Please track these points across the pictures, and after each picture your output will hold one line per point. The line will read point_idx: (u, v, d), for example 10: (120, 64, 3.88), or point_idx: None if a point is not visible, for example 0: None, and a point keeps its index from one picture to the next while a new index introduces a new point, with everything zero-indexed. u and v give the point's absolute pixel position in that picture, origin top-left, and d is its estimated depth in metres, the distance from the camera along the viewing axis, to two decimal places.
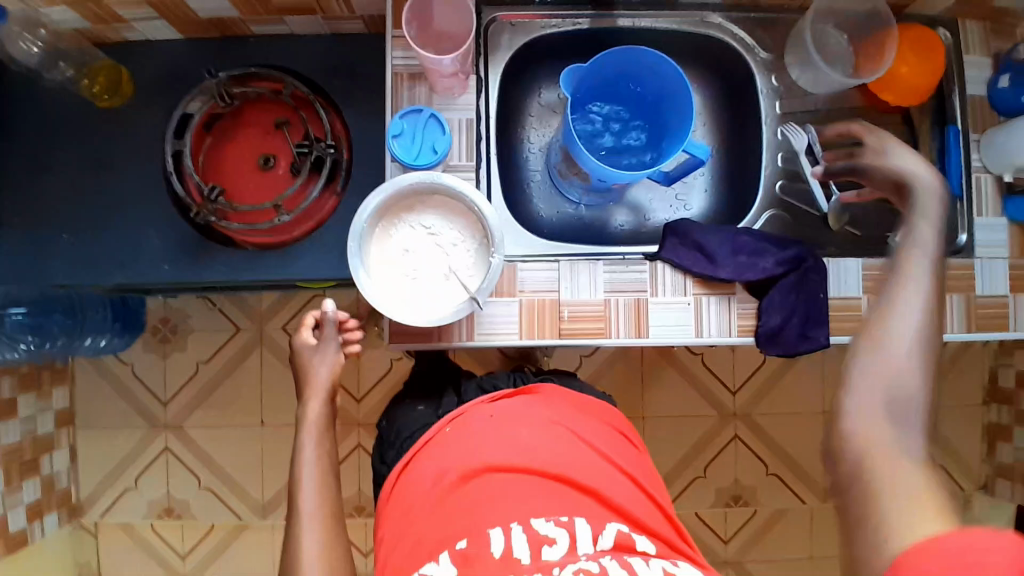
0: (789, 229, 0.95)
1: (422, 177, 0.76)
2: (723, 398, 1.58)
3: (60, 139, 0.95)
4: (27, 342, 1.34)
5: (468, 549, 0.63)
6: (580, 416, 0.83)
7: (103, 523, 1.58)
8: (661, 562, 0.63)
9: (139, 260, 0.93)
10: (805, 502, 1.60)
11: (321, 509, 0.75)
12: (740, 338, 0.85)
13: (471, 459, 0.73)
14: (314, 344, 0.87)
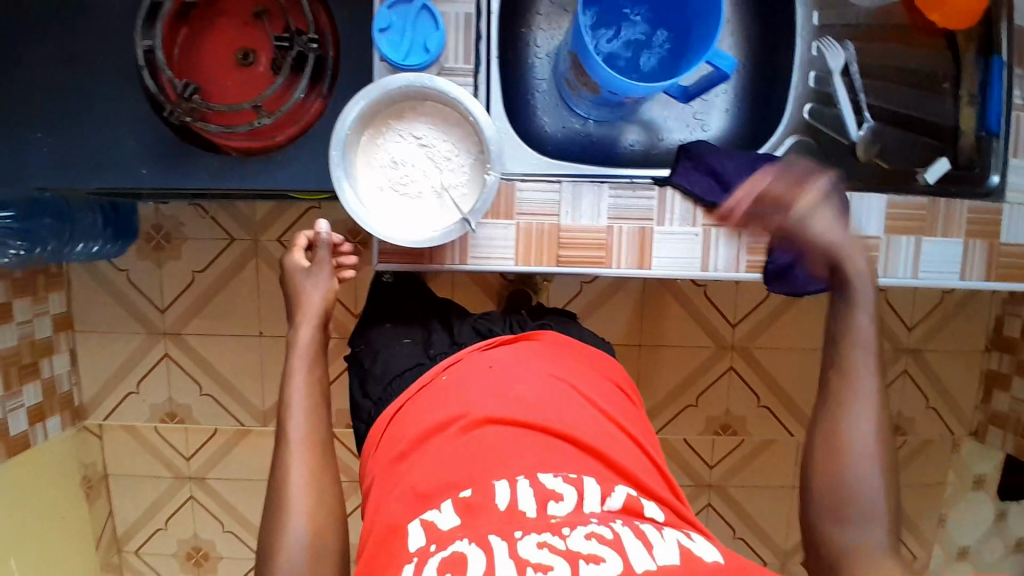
0: (813, 156, 0.89)
1: (414, 80, 0.70)
2: (723, 330, 1.55)
3: (23, 26, 0.88)
4: (16, 248, 1.30)
5: (472, 500, 0.64)
6: (578, 368, 0.82)
7: (107, 426, 1.63)
8: (671, 529, 0.65)
9: (115, 162, 0.87)
10: (792, 435, 1.62)
11: (309, 439, 0.75)
12: (748, 274, 0.81)
13: (471, 407, 0.73)
14: (306, 269, 0.85)
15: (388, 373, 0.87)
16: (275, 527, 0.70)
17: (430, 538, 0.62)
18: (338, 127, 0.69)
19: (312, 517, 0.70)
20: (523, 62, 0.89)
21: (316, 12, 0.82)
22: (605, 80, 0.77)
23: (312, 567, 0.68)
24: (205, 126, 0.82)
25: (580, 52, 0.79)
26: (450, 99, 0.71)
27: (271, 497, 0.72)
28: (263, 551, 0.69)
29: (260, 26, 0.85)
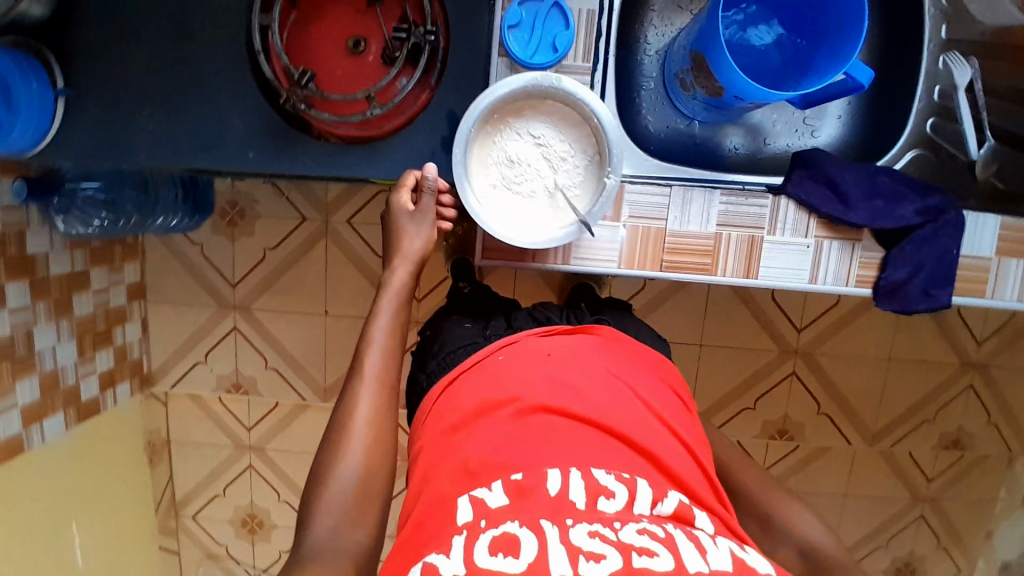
0: (931, 172, 0.85)
1: (539, 79, 0.70)
2: (787, 334, 1.53)
3: (139, 6, 0.89)
4: (101, 219, 1.36)
5: (524, 483, 0.62)
6: (633, 366, 0.79)
7: (173, 394, 1.68)
8: (725, 540, 0.62)
9: (223, 144, 0.89)
10: (851, 443, 1.59)
11: (381, 376, 0.73)
12: (857, 289, 0.81)
13: (529, 393, 0.71)
14: (409, 212, 0.81)
15: (444, 349, 0.89)
16: (330, 453, 0.68)
17: (479, 514, 0.61)
18: (461, 122, 0.70)
19: (370, 454, 0.68)
20: (632, 60, 0.87)
21: (433, 3, 0.82)
22: (734, 84, 0.74)
23: (358, 505, 0.66)
24: (318, 114, 0.82)
25: (705, 52, 0.75)
26: (572, 99, 0.71)
27: (332, 425, 0.70)
28: (317, 476, 0.68)
29: (373, 14, 0.84)
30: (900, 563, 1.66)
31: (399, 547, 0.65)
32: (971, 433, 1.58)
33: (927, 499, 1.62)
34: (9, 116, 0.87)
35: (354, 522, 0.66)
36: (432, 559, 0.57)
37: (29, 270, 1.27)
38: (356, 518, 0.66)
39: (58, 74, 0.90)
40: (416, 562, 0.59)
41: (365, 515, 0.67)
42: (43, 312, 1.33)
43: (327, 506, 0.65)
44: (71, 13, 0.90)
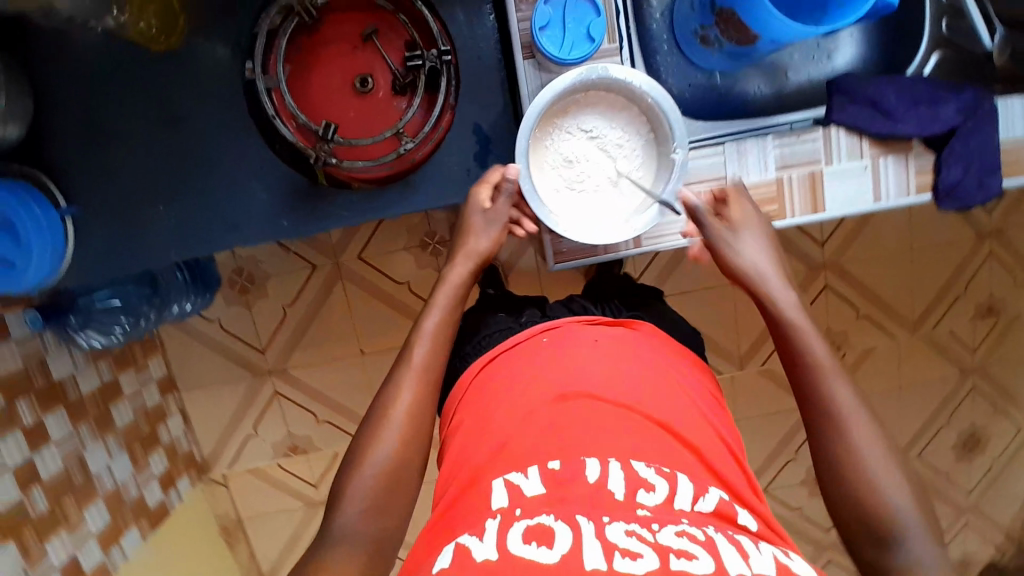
0: (956, 71, 0.85)
1: (586, 72, 0.74)
2: (812, 250, 1.40)
3: (121, 102, 0.85)
4: (121, 325, 1.28)
5: (561, 473, 0.54)
6: (678, 360, 0.70)
7: (233, 473, 1.57)
8: (770, 546, 0.52)
9: (254, 219, 0.86)
10: (894, 338, 1.46)
11: (427, 368, 0.67)
12: (917, 197, 0.81)
13: (571, 375, 0.63)
14: (482, 207, 0.76)
15: (477, 335, 0.78)
16: (365, 440, 0.63)
17: (513, 503, 0.53)
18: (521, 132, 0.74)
19: (406, 450, 0.63)
20: (644, 29, 0.84)
21: (435, 22, 0.80)
22: (771, 28, 0.73)
23: (385, 497, 0.61)
24: (350, 163, 0.80)
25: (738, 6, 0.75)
26: (615, 87, 0.77)
27: (369, 418, 0.65)
28: (348, 464, 0.63)
29: (373, 47, 0.81)
30: (966, 436, 1.53)
31: (424, 536, 0.57)
32: (1001, 296, 1.46)
33: (974, 369, 1.49)
34: (19, 251, 0.78)
35: (377, 513, 0.60)
36: (464, 542, 0.50)
37: (61, 396, 1.18)
38: (384, 507, 0.60)
39: (57, 194, 0.84)
40: (438, 552, 0.52)
41: (393, 506, 0.61)
42: (87, 433, 1.23)
43: (352, 497, 0.60)
44: (50, 124, 0.84)
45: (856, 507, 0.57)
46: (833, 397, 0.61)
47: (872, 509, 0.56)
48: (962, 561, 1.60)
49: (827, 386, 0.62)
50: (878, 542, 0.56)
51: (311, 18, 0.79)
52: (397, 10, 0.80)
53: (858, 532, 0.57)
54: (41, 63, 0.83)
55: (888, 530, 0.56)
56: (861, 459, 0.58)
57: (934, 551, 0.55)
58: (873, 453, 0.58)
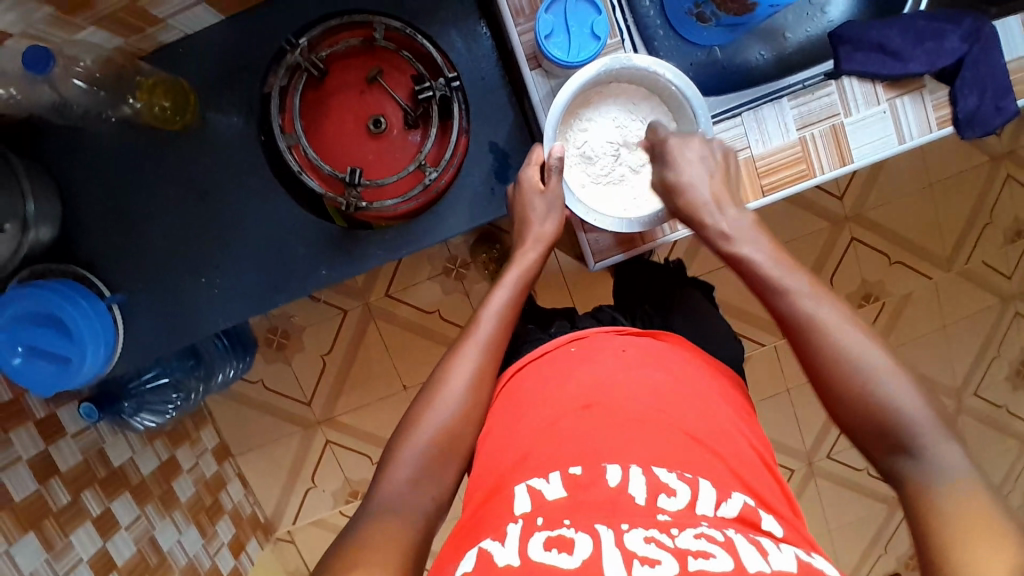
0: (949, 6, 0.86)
1: (611, 62, 0.76)
2: (831, 206, 1.39)
3: (146, 184, 0.87)
4: (174, 402, 1.30)
5: (581, 479, 0.53)
6: (706, 369, 0.69)
7: (298, 529, 1.55)
8: (792, 547, 0.50)
9: (292, 273, 0.87)
10: (930, 278, 1.44)
11: (490, 345, 0.69)
12: (940, 132, 0.81)
13: (594, 385, 0.62)
14: (538, 189, 0.77)
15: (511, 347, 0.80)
16: (423, 403, 0.66)
17: (535, 508, 0.52)
18: (547, 127, 0.77)
19: (459, 423, 0.65)
20: (638, 16, 0.85)
21: (436, 52, 0.84)
22: None
23: (433, 463, 0.63)
24: (380, 203, 0.84)
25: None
26: (641, 75, 0.79)
27: (428, 385, 0.68)
28: (407, 423, 0.66)
29: (380, 87, 0.86)
30: (1019, 365, 1.49)
31: (447, 543, 0.56)
32: None
33: (1015, 295, 1.46)
34: (74, 346, 0.80)
35: (422, 483, 0.62)
36: (487, 548, 0.49)
37: (124, 480, 1.15)
38: (429, 475, 0.62)
39: (99, 284, 0.86)
40: (461, 557, 0.51)
41: (437, 477, 0.63)
42: (153, 513, 1.18)
43: (403, 461, 0.62)
44: (83, 221, 0.87)
45: (860, 416, 0.56)
46: (806, 312, 0.60)
47: (874, 415, 0.55)
48: None
49: (796, 303, 0.61)
50: (890, 447, 0.54)
51: (318, 71, 0.84)
52: (397, 48, 0.85)
53: (870, 442, 0.56)
54: (67, 164, 0.86)
55: (898, 435, 0.54)
56: (849, 366, 0.57)
57: (953, 446, 0.52)
58: (863, 358, 0.57)
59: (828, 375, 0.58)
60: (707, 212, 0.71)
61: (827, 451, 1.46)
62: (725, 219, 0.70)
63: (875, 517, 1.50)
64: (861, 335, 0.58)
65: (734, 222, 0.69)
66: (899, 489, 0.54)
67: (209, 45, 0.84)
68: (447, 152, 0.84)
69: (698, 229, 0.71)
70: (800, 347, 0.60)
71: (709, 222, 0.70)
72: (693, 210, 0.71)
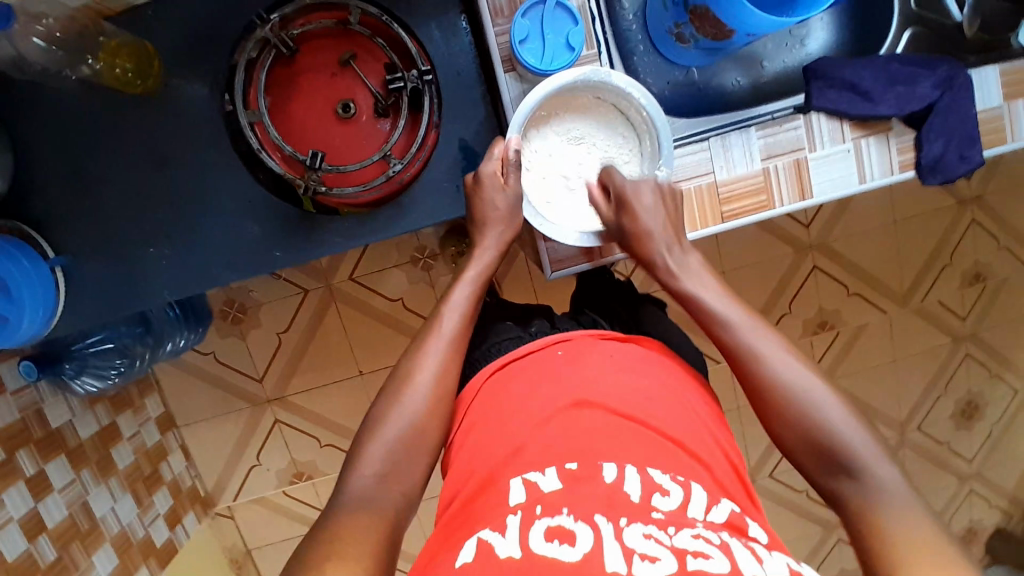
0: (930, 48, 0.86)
1: (590, 74, 0.76)
2: (797, 233, 1.41)
3: (100, 146, 0.84)
4: (117, 368, 1.23)
5: (579, 472, 0.53)
6: (691, 379, 0.69)
7: (239, 505, 1.51)
8: (782, 555, 0.50)
9: (247, 252, 0.85)
10: (885, 312, 1.47)
11: (455, 337, 0.70)
12: (902, 175, 0.83)
13: (585, 385, 0.62)
14: (499, 185, 0.76)
15: (483, 344, 0.77)
16: (389, 397, 0.65)
17: (532, 498, 0.52)
18: (514, 119, 0.76)
19: (427, 415, 0.65)
20: (618, 28, 0.88)
21: (412, 42, 0.82)
22: (741, 22, 0.75)
23: (405, 455, 0.63)
24: (340, 190, 0.82)
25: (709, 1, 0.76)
26: (618, 95, 0.79)
27: (393, 380, 0.67)
28: (372, 419, 0.65)
29: (352, 72, 0.84)
30: (963, 404, 1.54)
31: (439, 533, 0.55)
32: (986, 262, 1.47)
33: (966, 337, 1.50)
34: (11, 306, 0.77)
35: (392, 477, 0.62)
36: (486, 537, 0.49)
37: (60, 443, 1.11)
38: (397, 469, 0.62)
39: (43, 244, 0.83)
40: (457, 547, 0.50)
41: (406, 473, 0.62)
42: (88, 478, 1.15)
43: (371, 455, 0.62)
44: (31, 178, 0.83)
45: (801, 438, 0.59)
46: (740, 339, 0.64)
47: (811, 437, 0.58)
48: (970, 527, 1.61)
49: (733, 332, 0.65)
50: (833, 471, 0.57)
51: (288, 49, 0.82)
52: (372, 34, 0.83)
53: (812, 464, 0.59)
54: (18, 118, 0.82)
55: (839, 456, 0.57)
56: (786, 392, 0.60)
57: (889, 468, 0.55)
58: (800, 383, 0.60)
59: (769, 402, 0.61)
60: (658, 249, 0.73)
61: (770, 470, 1.49)
62: (673, 255, 0.72)
63: (810, 538, 1.54)
64: (793, 361, 0.62)
65: (680, 258, 0.72)
66: (840, 511, 0.56)
67: (180, 10, 0.82)
68: (415, 146, 0.83)
69: (649, 263, 0.73)
70: (738, 371, 0.64)
71: (658, 256, 0.73)
72: (646, 244, 0.73)
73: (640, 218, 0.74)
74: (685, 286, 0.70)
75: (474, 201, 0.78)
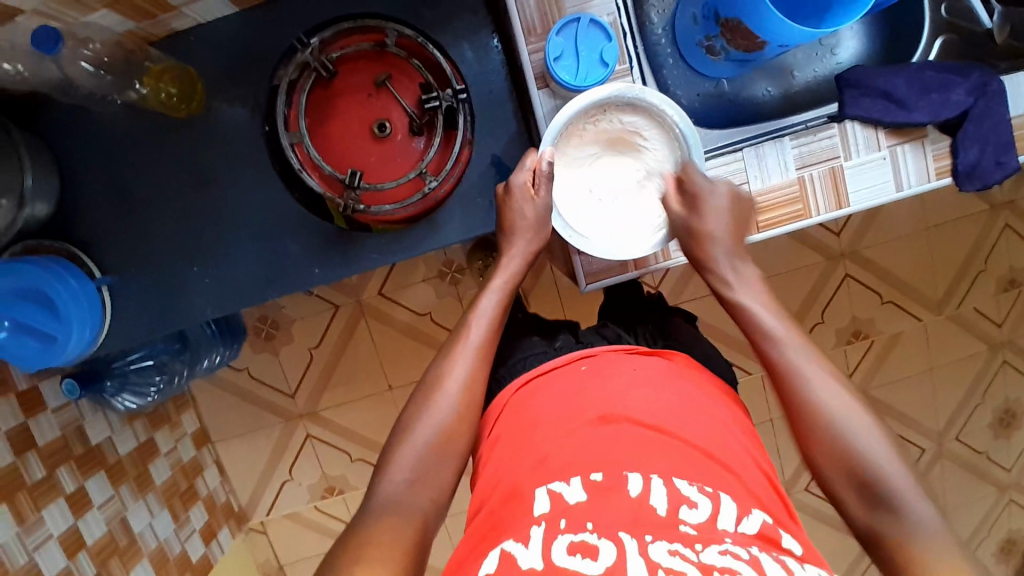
0: (962, 57, 0.86)
1: (625, 89, 0.77)
2: (827, 240, 1.40)
3: (145, 168, 0.86)
4: (156, 385, 1.26)
5: (603, 484, 0.53)
6: (716, 390, 0.67)
7: (272, 520, 1.53)
8: (817, 568, 0.50)
9: (284, 270, 0.87)
10: (920, 320, 1.45)
11: (482, 347, 0.70)
12: (938, 181, 0.82)
13: (609, 398, 0.61)
14: (529, 196, 0.77)
15: (508, 359, 0.77)
16: (420, 403, 0.66)
17: (557, 510, 0.51)
18: (556, 120, 0.77)
19: (456, 422, 0.65)
20: (649, 43, 0.91)
21: (446, 63, 0.85)
22: (773, 36, 0.76)
23: (437, 462, 0.64)
24: (378, 207, 0.85)
25: (741, 14, 0.77)
26: (652, 110, 0.79)
27: (424, 386, 0.68)
28: (401, 426, 0.66)
29: (388, 92, 0.87)
30: (1002, 413, 1.50)
31: (467, 541, 0.56)
32: (1023, 267, 1.44)
33: (1004, 344, 1.47)
34: (60, 324, 0.80)
35: (421, 483, 0.62)
36: (509, 549, 0.49)
37: (100, 459, 1.12)
38: (426, 476, 0.63)
39: (90, 264, 0.86)
40: (483, 555, 0.51)
41: (436, 478, 0.63)
42: (127, 494, 1.16)
43: (402, 462, 0.63)
44: (79, 201, 0.86)
45: (837, 465, 0.60)
46: (791, 360, 0.65)
47: (850, 464, 0.59)
48: (1013, 540, 1.56)
49: (783, 350, 0.66)
50: (873, 505, 0.57)
51: (327, 72, 0.85)
52: (408, 56, 0.86)
53: (847, 493, 0.59)
54: (70, 143, 0.86)
55: (877, 488, 0.57)
56: (830, 419, 0.61)
57: (923, 502, 0.56)
58: (841, 411, 0.61)
59: (811, 426, 0.62)
60: (718, 258, 0.74)
61: (804, 483, 1.46)
62: (732, 267, 0.74)
63: (845, 551, 1.51)
64: (836, 386, 0.63)
65: (736, 270, 0.74)
66: (880, 548, 0.57)
67: (221, 37, 0.85)
68: (449, 162, 0.86)
69: (704, 265, 0.75)
70: (785, 392, 0.64)
71: (715, 261, 0.74)
72: (708, 245, 0.74)
73: (706, 220, 0.75)
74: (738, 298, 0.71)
75: (503, 210, 0.78)
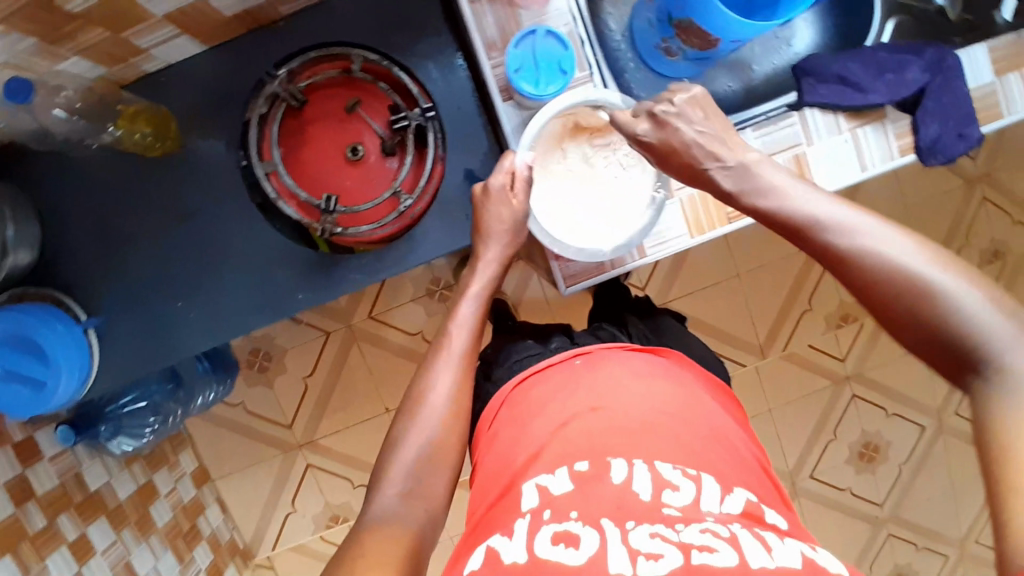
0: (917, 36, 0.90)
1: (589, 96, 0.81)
2: None
3: (124, 210, 0.87)
4: (151, 426, 1.25)
5: (588, 473, 0.54)
6: (708, 380, 0.68)
7: (278, 554, 1.51)
8: (798, 542, 0.49)
9: (270, 297, 0.88)
10: None
11: (467, 355, 0.71)
12: (902, 159, 0.84)
13: (599, 390, 0.61)
14: (507, 198, 0.78)
15: (499, 365, 0.78)
16: (410, 417, 0.67)
17: (542, 502, 0.53)
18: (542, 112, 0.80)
19: (445, 431, 0.66)
20: (608, 50, 0.93)
21: (412, 83, 0.87)
22: (726, 32, 0.78)
23: (427, 473, 0.64)
24: (355, 229, 0.86)
25: (691, 14, 0.78)
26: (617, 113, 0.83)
27: (411, 400, 0.69)
28: (392, 440, 0.67)
29: (358, 116, 0.89)
30: None
31: (463, 538, 0.57)
32: (1003, 239, 1.46)
33: None
34: (49, 370, 0.80)
35: (416, 496, 0.62)
36: (494, 544, 0.51)
37: (100, 504, 1.11)
38: (421, 487, 0.63)
39: (76, 307, 0.86)
40: (473, 550, 0.53)
41: (430, 489, 0.63)
42: (130, 537, 1.14)
43: (396, 476, 0.63)
44: (60, 248, 0.87)
45: (920, 340, 0.56)
46: (834, 241, 0.62)
47: (927, 334, 0.56)
48: None
49: (823, 235, 0.63)
50: (954, 360, 0.54)
51: (297, 101, 0.87)
52: (374, 80, 0.87)
53: (936, 361, 0.56)
54: (48, 191, 0.87)
55: (960, 351, 0.54)
56: (892, 282, 0.58)
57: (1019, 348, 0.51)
58: (908, 269, 0.57)
59: (875, 298, 0.59)
60: (721, 165, 0.73)
61: (809, 471, 1.47)
62: (734, 164, 0.73)
63: (858, 537, 1.50)
64: (896, 244, 0.59)
65: (747, 169, 0.72)
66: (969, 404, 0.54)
67: (192, 77, 0.87)
68: (423, 179, 0.87)
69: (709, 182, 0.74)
70: (835, 270, 0.62)
71: (718, 173, 0.73)
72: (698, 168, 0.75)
73: (686, 148, 0.75)
74: (764, 206, 0.69)
75: (481, 212, 0.79)
